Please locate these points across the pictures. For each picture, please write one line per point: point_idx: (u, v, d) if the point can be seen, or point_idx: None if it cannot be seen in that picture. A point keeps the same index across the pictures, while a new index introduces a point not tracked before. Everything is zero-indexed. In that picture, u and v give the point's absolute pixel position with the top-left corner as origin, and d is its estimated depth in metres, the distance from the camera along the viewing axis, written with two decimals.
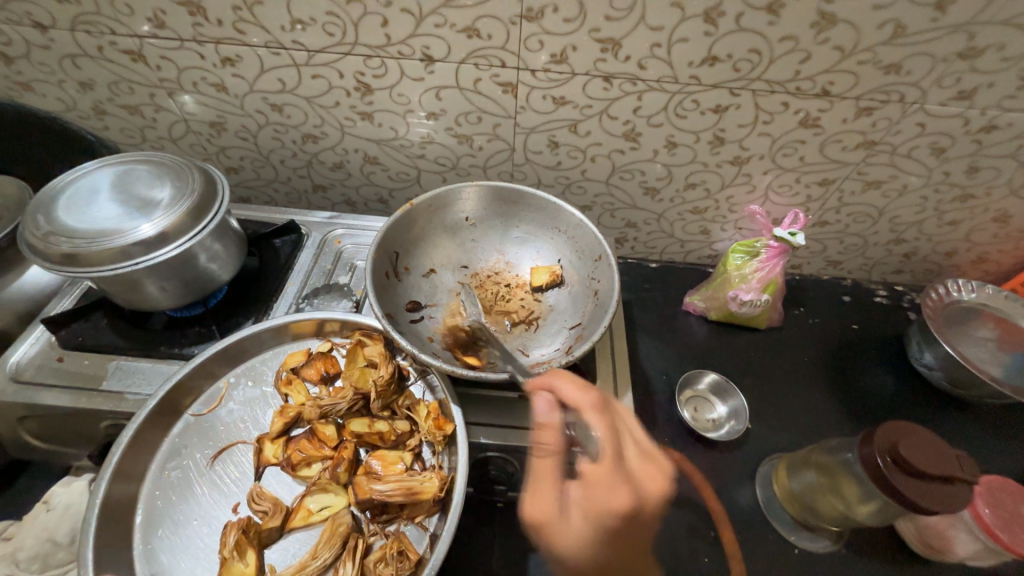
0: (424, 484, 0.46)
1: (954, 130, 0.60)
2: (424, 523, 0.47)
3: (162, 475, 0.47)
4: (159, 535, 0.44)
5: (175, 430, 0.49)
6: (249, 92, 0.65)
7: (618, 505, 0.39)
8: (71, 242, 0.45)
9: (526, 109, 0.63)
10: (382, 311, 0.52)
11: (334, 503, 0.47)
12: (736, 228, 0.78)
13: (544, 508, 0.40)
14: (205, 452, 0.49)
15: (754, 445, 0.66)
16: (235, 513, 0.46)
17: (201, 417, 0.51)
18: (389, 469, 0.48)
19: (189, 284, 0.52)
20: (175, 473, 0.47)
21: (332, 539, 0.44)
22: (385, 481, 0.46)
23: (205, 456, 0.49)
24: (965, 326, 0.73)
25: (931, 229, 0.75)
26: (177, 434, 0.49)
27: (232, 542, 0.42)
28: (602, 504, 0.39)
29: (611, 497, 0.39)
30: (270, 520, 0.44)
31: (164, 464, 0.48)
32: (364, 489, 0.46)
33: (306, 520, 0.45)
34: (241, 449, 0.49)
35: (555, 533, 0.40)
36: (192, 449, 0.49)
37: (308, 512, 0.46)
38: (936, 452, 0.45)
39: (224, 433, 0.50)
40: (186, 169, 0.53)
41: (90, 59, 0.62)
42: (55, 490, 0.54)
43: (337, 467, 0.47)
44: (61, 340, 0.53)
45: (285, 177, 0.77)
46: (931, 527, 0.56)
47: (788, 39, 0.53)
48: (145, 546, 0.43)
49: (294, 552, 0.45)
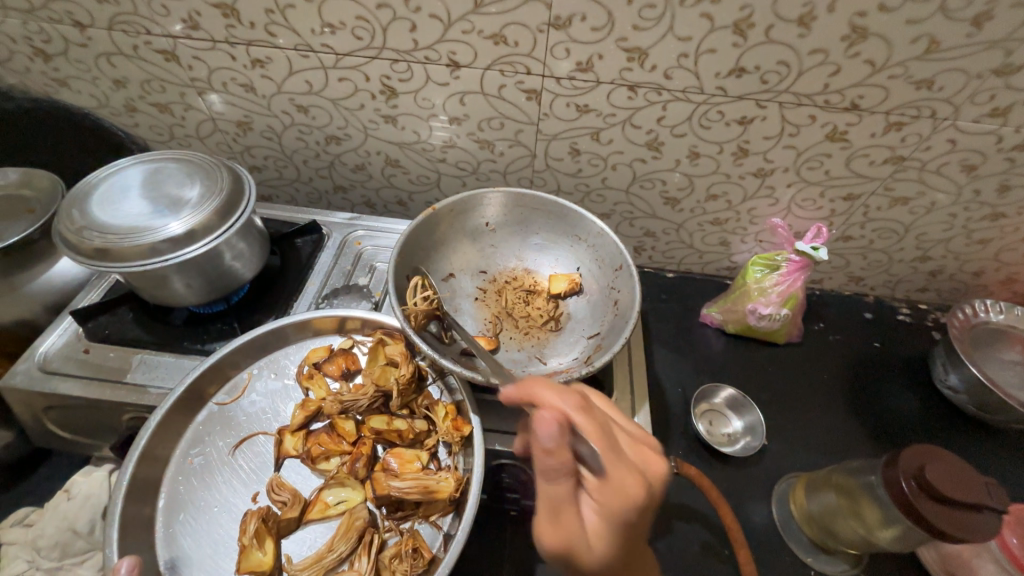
0: (440, 484, 0.46)
1: (987, 148, 0.59)
2: (438, 522, 0.46)
3: (185, 461, 0.47)
4: (181, 520, 0.44)
5: (200, 418, 0.50)
6: (276, 93, 0.66)
7: (633, 502, 0.35)
8: (104, 238, 0.46)
9: (549, 117, 0.63)
10: (403, 314, 0.52)
11: (350, 498, 0.46)
12: (757, 241, 0.77)
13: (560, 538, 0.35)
14: (227, 440, 0.49)
15: (771, 462, 0.65)
16: (254, 502, 0.46)
17: (225, 406, 0.51)
18: (406, 467, 0.48)
19: (213, 281, 0.53)
20: (198, 460, 0.48)
21: (348, 533, 0.44)
22: (403, 479, 0.46)
23: (227, 444, 0.49)
24: (992, 348, 0.71)
25: (958, 248, 0.73)
26: (201, 422, 0.50)
27: (252, 530, 0.43)
28: (614, 507, 0.35)
29: (625, 499, 0.35)
30: (289, 510, 0.44)
31: (187, 451, 0.48)
32: (381, 485, 0.46)
33: (324, 513, 0.46)
34: (263, 440, 0.50)
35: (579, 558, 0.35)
36: (214, 437, 0.49)
37: (325, 505, 0.46)
38: (966, 478, 0.44)
39: (246, 424, 0.50)
40: (215, 167, 0.54)
41: (125, 58, 0.64)
42: (76, 480, 0.55)
43: (356, 462, 0.48)
44: (88, 332, 0.54)
45: (307, 177, 0.78)
46: (955, 555, 0.54)
47: (818, 51, 0.52)
48: (166, 529, 0.44)
49: (311, 543, 0.45)
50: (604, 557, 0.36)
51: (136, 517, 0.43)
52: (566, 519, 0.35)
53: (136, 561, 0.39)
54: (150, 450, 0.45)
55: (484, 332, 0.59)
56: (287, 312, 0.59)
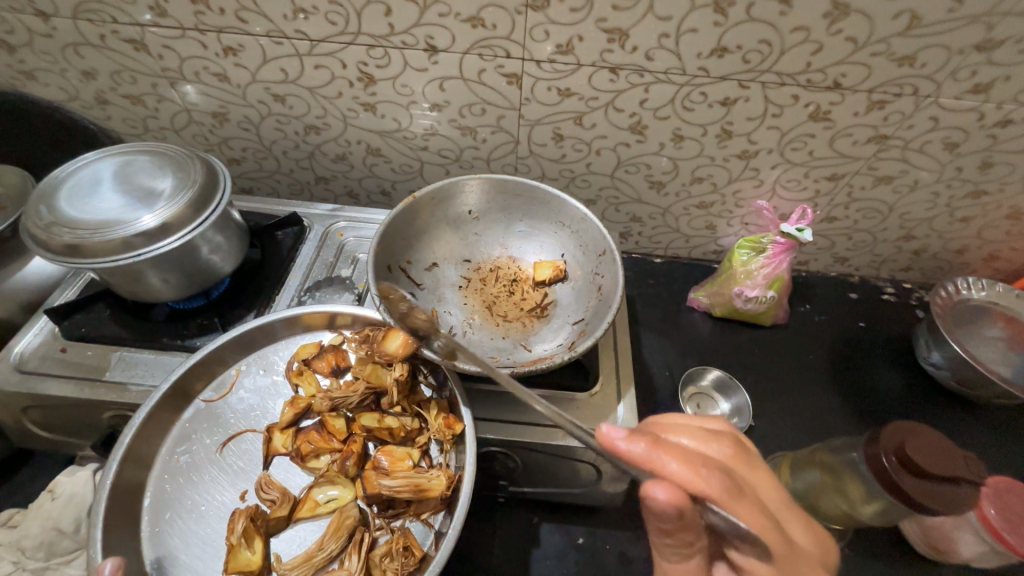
0: (432, 482, 0.45)
1: (968, 125, 0.59)
2: (430, 520, 0.46)
3: (172, 459, 0.47)
4: (167, 519, 0.44)
5: (186, 415, 0.50)
6: (251, 82, 0.64)
7: None
8: (73, 233, 0.45)
9: (531, 101, 0.62)
10: (384, 303, 0.51)
11: (341, 496, 0.46)
12: (742, 224, 0.77)
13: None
14: (214, 438, 0.49)
15: (757, 442, 0.66)
16: (242, 501, 0.46)
17: (212, 403, 0.51)
18: (397, 465, 0.47)
19: (191, 276, 0.52)
20: (185, 458, 0.47)
21: (338, 531, 0.44)
22: (394, 477, 0.46)
23: (214, 442, 0.49)
24: (975, 325, 0.72)
25: (941, 226, 0.74)
26: (188, 419, 0.49)
27: (240, 529, 0.42)
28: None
29: None
30: (278, 509, 0.44)
31: (174, 448, 0.48)
32: (372, 484, 0.45)
33: (313, 511, 0.45)
34: (251, 438, 0.49)
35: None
36: (201, 434, 0.49)
37: (315, 504, 0.46)
38: (943, 451, 0.45)
39: (234, 421, 0.50)
40: (188, 159, 0.53)
41: (91, 48, 0.62)
42: (60, 479, 0.54)
43: (346, 460, 0.47)
44: (65, 330, 0.53)
45: (287, 168, 0.77)
46: (936, 527, 0.55)
47: (799, 29, 0.51)
48: (153, 529, 0.43)
49: (301, 542, 0.45)
50: None
51: (119, 517, 0.42)
52: None
53: (121, 561, 0.38)
54: (134, 449, 0.45)
55: (468, 321, 0.58)
56: (269, 306, 0.58)
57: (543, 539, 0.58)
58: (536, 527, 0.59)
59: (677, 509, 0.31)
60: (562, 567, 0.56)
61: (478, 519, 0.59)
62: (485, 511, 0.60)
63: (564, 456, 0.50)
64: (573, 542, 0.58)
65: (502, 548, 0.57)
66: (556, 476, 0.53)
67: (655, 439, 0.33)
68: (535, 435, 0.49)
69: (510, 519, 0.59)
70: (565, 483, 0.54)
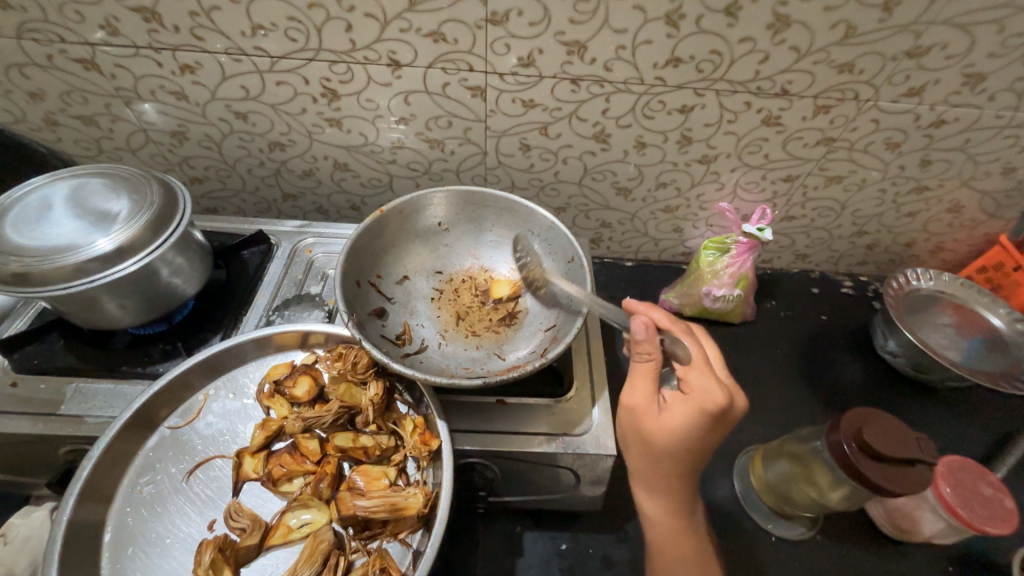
0: (408, 500, 0.44)
1: (906, 125, 0.63)
2: (408, 540, 0.45)
3: (135, 491, 0.45)
4: (129, 555, 0.42)
5: (150, 443, 0.48)
6: (211, 100, 0.63)
7: (715, 404, 0.40)
8: (21, 261, 0.43)
9: (496, 113, 0.63)
10: (352, 319, 0.50)
11: (315, 519, 0.45)
12: (707, 225, 0.80)
13: (639, 399, 0.43)
14: (181, 467, 0.47)
15: (732, 438, 0.68)
16: (210, 531, 0.44)
17: (178, 430, 0.49)
18: (372, 484, 0.46)
19: (150, 300, 0.50)
20: (148, 489, 0.45)
21: (312, 556, 0.42)
22: (368, 497, 0.45)
23: (181, 470, 0.47)
24: (926, 313, 0.76)
25: (890, 221, 0.78)
26: (152, 448, 0.47)
27: (207, 561, 0.41)
28: (699, 401, 0.41)
29: (707, 398, 0.41)
30: (248, 537, 0.43)
31: (137, 479, 0.46)
32: (346, 505, 0.45)
33: (286, 537, 0.44)
34: (220, 465, 0.48)
35: (650, 423, 0.43)
36: (166, 463, 0.47)
37: (287, 529, 0.44)
38: (899, 435, 0.48)
39: (201, 448, 0.48)
40: (145, 180, 0.51)
41: (38, 68, 0.60)
42: (12, 522, 0.51)
43: (319, 482, 0.46)
44: (15, 364, 0.50)
45: (253, 186, 0.75)
46: (899, 509, 0.58)
47: (746, 40, 0.54)
48: (114, 566, 0.41)
49: (273, 570, 0.43)
50: (666, 432, 0.42)
51: (76, 559, 0.40)
52: (638, 381, 0.44)
53: None
54: (94, 483, 0.43)
55: (442, 333, 0.59)
56: (236, 328, 0.57)
57: (527, 547, 0.58)
58: (519, 537, 0.59)
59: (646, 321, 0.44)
60: (546, 575, 0.56)
61: (460, 533, 0.59)
62: (467, 524, 0.59)
63: (543, 463, 0.50)
64: (557, 549, 0.58)
65: (485, 559, 0.57)
66: (535, 483, 0.54)
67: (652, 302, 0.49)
68: (512, 444, 0.49)
69: (493, 530, 0.59)
70: (545, 490, 0.54)
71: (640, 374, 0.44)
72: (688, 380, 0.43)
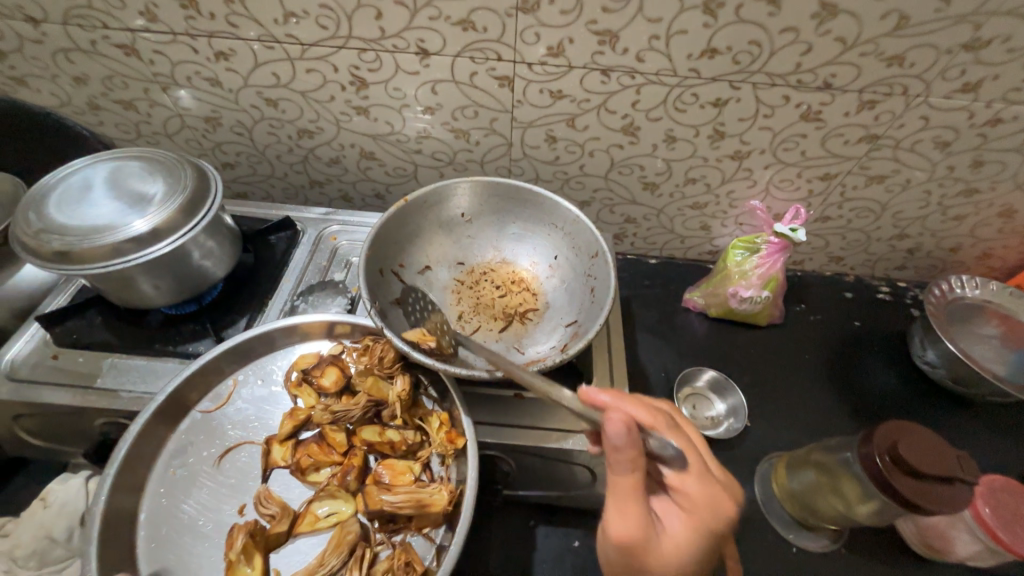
0: (433, 496, 0.45)
1: (959, 123, 0.59)
2: (431, 534, 0.46)
3: (168, 472, 0.47)
4: (163, 534, 0.44)
5: (183, 427, 0.49)
6: (244, 86, 0.64)
7: (719, 513, 0.39)
8: (63, 240, 0.45)
9: (523, 103, 0.62)
10: (375, 308, 0.51)
11: (341, 510, 0.46)
12: (736, 224, 0.77)
13: (638, 531, 0.37)
14: (211, 451, 0.48)
15: (753, 443, 0.66)
16: (241, 515, 0.46)
17: (209, 415, 0.50)
18: (398, 479, 0.47)
19: (182, 281, 0.52)
20: (181, 471, 0.47)
21: (339, 546, 0.44)
22: (395, 493, 0.45)
23: (211, 455, 0.48)
24: (968, 323, 0.72)
25: (934, 225, 0.74)
26: (184, 431, 0.49)
27: (240, 545, 0.42)
28: (700, 512, 0.39)
29: (712, 508, 0.39)
30: (277, 524, 0.44)
31: (170, 461, 0.47)
32: (373, 499, 0.45)
33: (314, 526, 0.45)
34: (249, 450, 0.49)
35: (648, 551, 0.38)
36: (198, 447, 0.48)
37: (315, 518, 0.45)
38: (937, 452, 0.45)
39: (231, 432, 0.50)
40: (179, 165, 0.53)
41: (82, 53, 0.62)
42: (52, 487, 0.54)
43: (346, 474, 0.47)
44: (56, 337, 0.53)
45: (282, 172, 0.77)
46: (931, 527, 0.55)
47: (789, 30, 0.52)
48: (149, 544, 0.43)
49: (301, 557, 0.45)
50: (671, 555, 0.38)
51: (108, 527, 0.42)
52: (632, 508, 0.38)
53: None
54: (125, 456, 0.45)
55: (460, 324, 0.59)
56: (262, 311, 0.58)
57: (539, 541, 0.58)
58: (532, 530, 0.59)
59: (630, 428, 0.36)
60: (558, 570, 0.56)
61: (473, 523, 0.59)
62: (479, 515, 0.59)
63: (557, 459, 0.50)
64: (569, 546, 0.57)
65: (498, 551, 0.57)
66: (551, 479, 0.54)
67: (618, 391, 0.41)
68: (527, 438, 0.49)
69: (506, 522, 0.59)
70: (560, 486, 0.55)
71: (630, 500, 0.38)
72: (684, 489, 0.39)
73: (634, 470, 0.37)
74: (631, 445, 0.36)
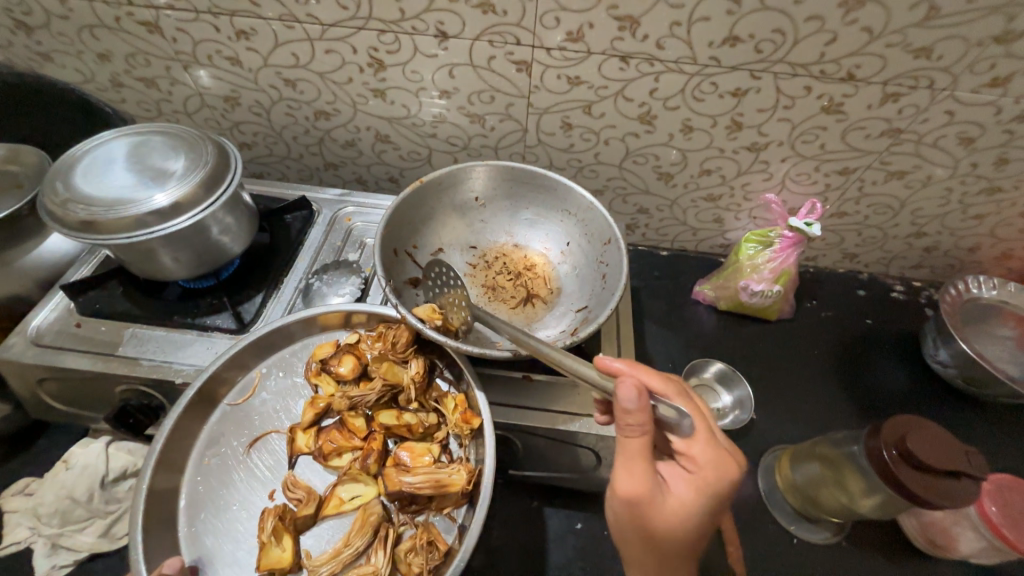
0: (452, 477, 0.46)
1: (985, 119, 0.58)
2: (453, 514, 0.47)
3: (203, 461, 0.48)
4: (202, 519, 0.46)
5: (213, 418, 0.50)
6: (263, 66, 0.65)
7: (726, 480, 0.39)
8: (89, 210, 0.46)
9: (540, 89, 0.62)
10: (390, 287, 0.52)
11: (365, 493, 0.47)
12: (750, 217, 0.76)
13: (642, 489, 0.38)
14: (242, 440, 0.50)
15: (758, 436, 0.66)
16: (271, 499, 0.47)
17: (236, 407, 0.51)
18: (418, 460, 0.48)
19: (201, 255, 0.53)
20: (215, 460, 0.48)
21: (364, 528, 0.45)
22: (414, 474, 0.46)
23: (242, 444, 0.50)
24: (984, 324, 0.71)
25: (954, 223, 0.72)
26: (215, 422, 0.50)
27: (270, 528, 0.44)
28: (708, 477, 0.38)
29: (720, 474, 0.39)
30: (304, 507, 0.45)
31: (204, 451, 0.49)
32: (393, 481, 0.46)
33: (339, 508, 0.46)
34: (276, 438, 0.50)
35: (652, 511, 0.38)
36: (228, 437, 0.50)
37: (340, 501, 0.47)
38: (946, 447, 0.45)
39: (259, 422, 0.51)
40: (200, 141, 0.54)
41: (107, 30, 0.63)
42: (74, 451, 0.56)
43: (367, 458, 0.48)
44: (79, 306, 0.54)
45: (297, 154, 0.78)
46: (936, 523, 0.56)
47: (814, 19, 0.51)
48: (190, 529, 0.45)
49: (328, 538, 0.46)
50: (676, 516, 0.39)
51: None
52: (639, 467, 0.38)
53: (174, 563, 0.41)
54: None
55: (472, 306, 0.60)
56: (277, 288, 0.59)
57: (543, 522, 0.59)
58: (535, 511, 0.60)
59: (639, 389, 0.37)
60: (561, 551, 0.57)
61: None
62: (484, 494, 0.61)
63: (562, 441, 0.51)
64: (572, 528, 0.58)
65: (500, 529, 0.58)
66: (555, 461, 0.54)
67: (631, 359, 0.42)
68: (533, 419, 0.50)
69: (510, 502, 0.60)
70: (562, 468, 0.55)
71: (637, 460, 0.38)
72: (692, 455, 0.39)
73: (642, 429, 0.38)
74: (639, 405, 0.37)
